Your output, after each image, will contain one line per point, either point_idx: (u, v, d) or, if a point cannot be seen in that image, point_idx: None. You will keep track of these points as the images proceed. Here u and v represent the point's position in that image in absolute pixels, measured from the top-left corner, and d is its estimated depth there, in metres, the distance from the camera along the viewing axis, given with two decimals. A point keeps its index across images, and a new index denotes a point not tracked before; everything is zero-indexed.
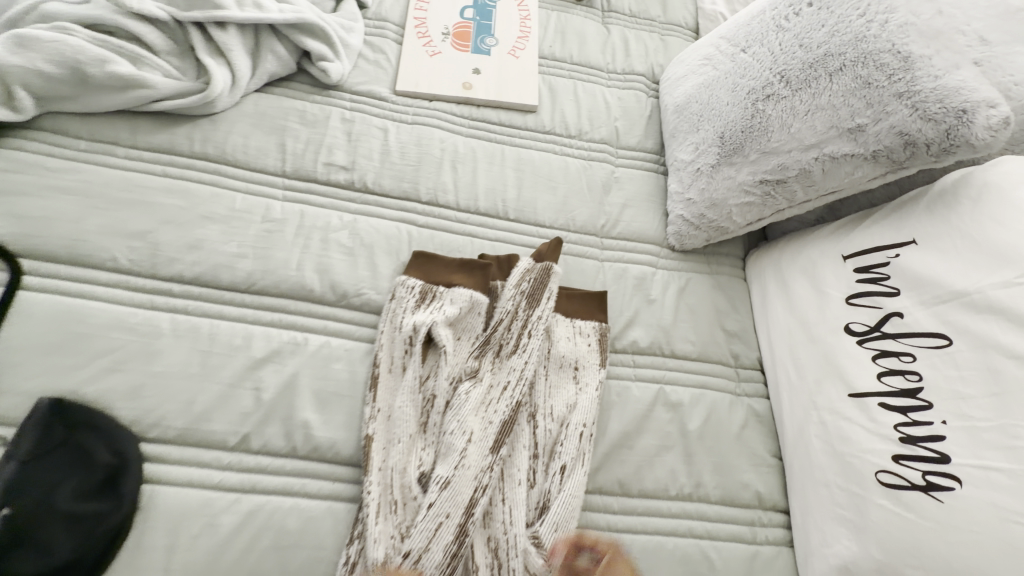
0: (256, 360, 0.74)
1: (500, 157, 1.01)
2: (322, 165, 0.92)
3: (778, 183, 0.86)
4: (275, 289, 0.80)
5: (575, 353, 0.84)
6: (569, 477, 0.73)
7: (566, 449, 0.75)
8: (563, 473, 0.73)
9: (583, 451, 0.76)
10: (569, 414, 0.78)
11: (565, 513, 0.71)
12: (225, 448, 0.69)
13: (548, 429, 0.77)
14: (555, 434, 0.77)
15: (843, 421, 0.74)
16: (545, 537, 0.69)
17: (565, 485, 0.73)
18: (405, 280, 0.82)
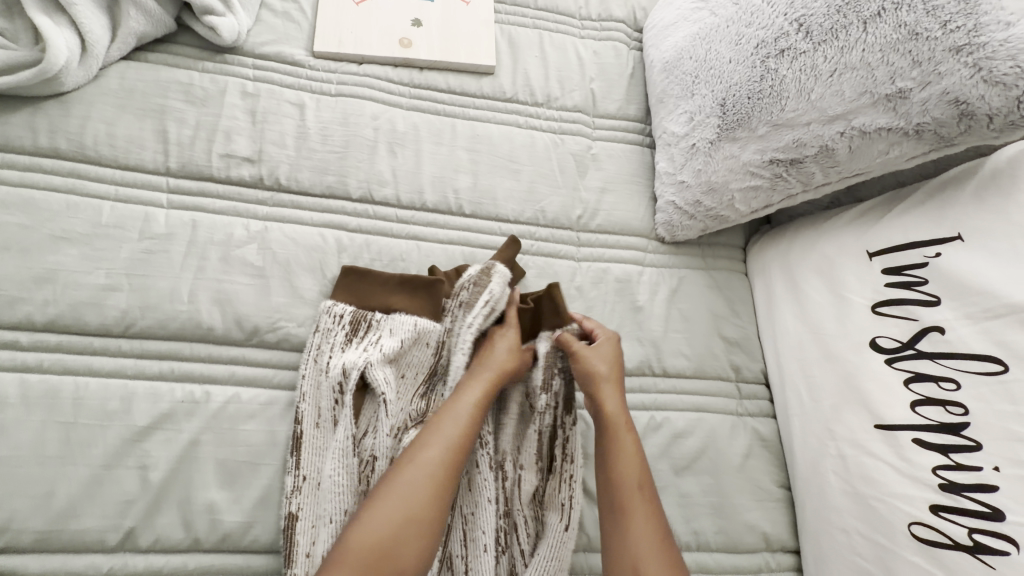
0: (140, 429, 0.58)
1: (450, 135, 0.82)
2: (218, 157, 0.71)
3: (792, 164, 0.70)
4: (161, 331, 0.62)
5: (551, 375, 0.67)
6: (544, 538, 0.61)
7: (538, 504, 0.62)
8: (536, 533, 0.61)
9: (563, 503, 0.62)
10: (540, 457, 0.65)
11: None
12: (103, 550, 0.54)
13: (519, 479, 0.63)
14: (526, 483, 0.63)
15: (867, 458, 0.62)
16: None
17: (540, 548, 0.60)
18: (330, 307, 0.65)
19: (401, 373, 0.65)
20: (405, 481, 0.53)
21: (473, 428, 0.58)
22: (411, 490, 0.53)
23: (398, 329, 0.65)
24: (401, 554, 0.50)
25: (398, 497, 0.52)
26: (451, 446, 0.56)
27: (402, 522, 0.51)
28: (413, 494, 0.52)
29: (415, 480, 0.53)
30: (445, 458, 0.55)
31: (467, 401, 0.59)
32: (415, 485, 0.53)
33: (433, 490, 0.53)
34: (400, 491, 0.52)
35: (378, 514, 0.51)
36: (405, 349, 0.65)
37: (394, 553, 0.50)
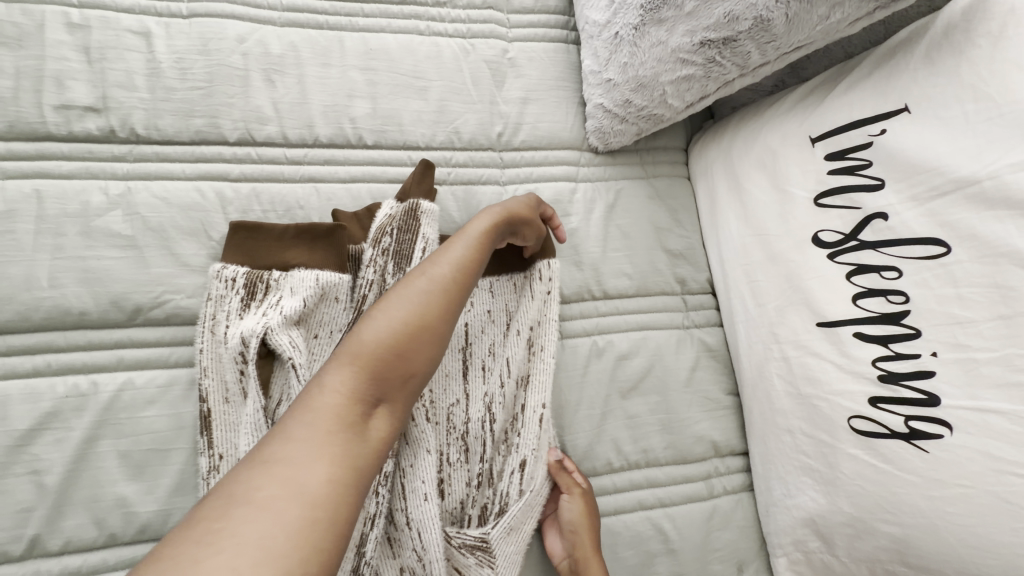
0: (22, 433, 0.52)
1: (338, 53, 0.69)
2: (53, 110, 0.60)
3: (725, 44, 0.61)
4: (24, 323, 0.54)
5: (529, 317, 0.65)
6: (527, 472, 0.60)
7: (522, 440, 0.61)
8: (522, 469, 0.60)
9: (546, 436, 0.62)
10: (522, 395, 0.63)
11: (524, 515, 0.59)
12: (10, 561, 0.50)
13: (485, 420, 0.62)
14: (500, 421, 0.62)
15: (810, 357, 0.60)
16: (496, 541, 0.57)
17: (523, 483, 0.60)
18: (220, 271, 0.58)
19: (310, 334, 0.58)
20: (412, 289, 0.48)
21: (480, 253, 0.54)
22: (416, 296, 0.47)
23: (303, 284, 0.58)
24: (412, 361, 0.45)
25: (400, 304, 0.47)
26: (466, 261, 0.52)
27: (408, 324, 0.45)
28: (417, 298, 0.47)
29: (415, 289, 0.48)
30: (449, 271, 0.50)
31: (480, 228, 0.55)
32: (421, 293, 0.47)
33: (442, 301, 0.48)
34: (406, 302, 0.47)
35: (384, 316, 0.45)
36: (312, 310, 0.58)
37: (405, 356, 0.45)
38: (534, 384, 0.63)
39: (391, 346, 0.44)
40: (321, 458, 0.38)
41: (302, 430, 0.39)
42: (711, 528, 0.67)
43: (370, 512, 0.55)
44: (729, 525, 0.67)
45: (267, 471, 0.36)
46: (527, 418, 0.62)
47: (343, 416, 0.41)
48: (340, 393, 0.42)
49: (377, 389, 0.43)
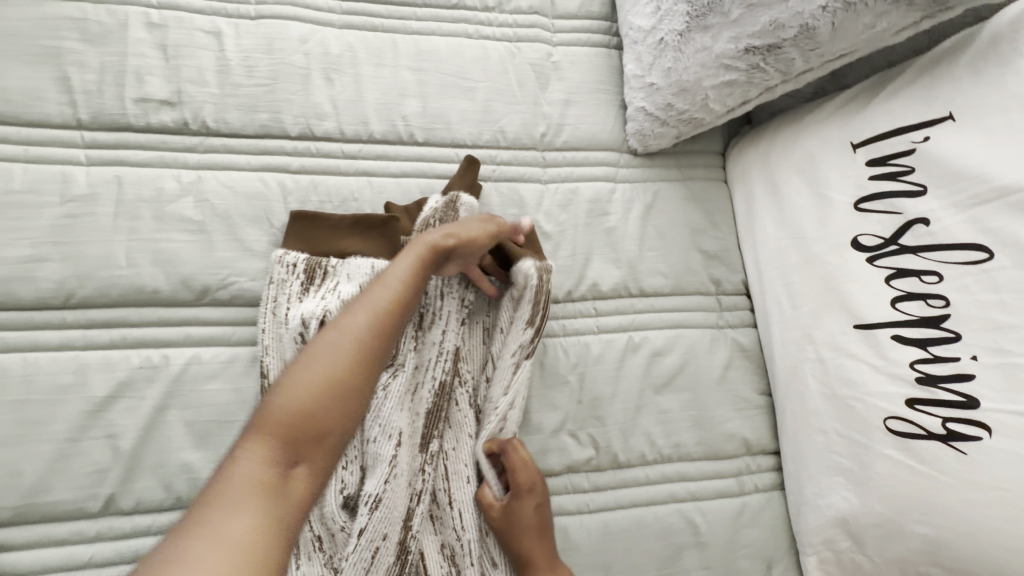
0: (98, 400, 0.56)
1: (391, 54, 0.73)
2: (133, 102, 0.64)
3: (769, 51, 0.63)
4: (103, 298, 0.58)
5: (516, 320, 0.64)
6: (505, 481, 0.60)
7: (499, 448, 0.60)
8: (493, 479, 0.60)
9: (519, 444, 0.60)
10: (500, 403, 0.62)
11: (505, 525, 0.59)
12: (86, 517, 0.54)
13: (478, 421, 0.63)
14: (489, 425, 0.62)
15: (846, 359, 0.61)
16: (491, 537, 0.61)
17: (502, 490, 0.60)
18: (282, 256, 0.62)
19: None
20: (317, 346, 0.48)
21: (402, 298, 0.52)
22: (336, 351, 0.47)
23: (358, 272, 0.62)
24: (332, 417, 0.45)
25: (322, 359, 0.47)
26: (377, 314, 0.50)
27: (330, 380, 0.46)
28: (349, 350, 0.48)
29: (345, 341, 0.48)
30: (379, 322, 0.50)
31: (396, 275, 0.53)
32: (338, 347, 0.48)
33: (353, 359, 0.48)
34: (307, 363, 0.46)
35: (301, 376, 0.46)
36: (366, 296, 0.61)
37: (325, 413, 0.45)
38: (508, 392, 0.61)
39: (307, 405, 0.45)
40: (244, 513, 0.39)
41: (223, 485, 0.40)
42: (740, 524, 0.68)
43: (416, 488, 0.58)
44: (759, 522, 0.68)
45: (198, 521, 0.38)
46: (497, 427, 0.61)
47: (262, 477, 0.42)
48: (268, 448, 0.43)
49: (292, 450, 0.44)
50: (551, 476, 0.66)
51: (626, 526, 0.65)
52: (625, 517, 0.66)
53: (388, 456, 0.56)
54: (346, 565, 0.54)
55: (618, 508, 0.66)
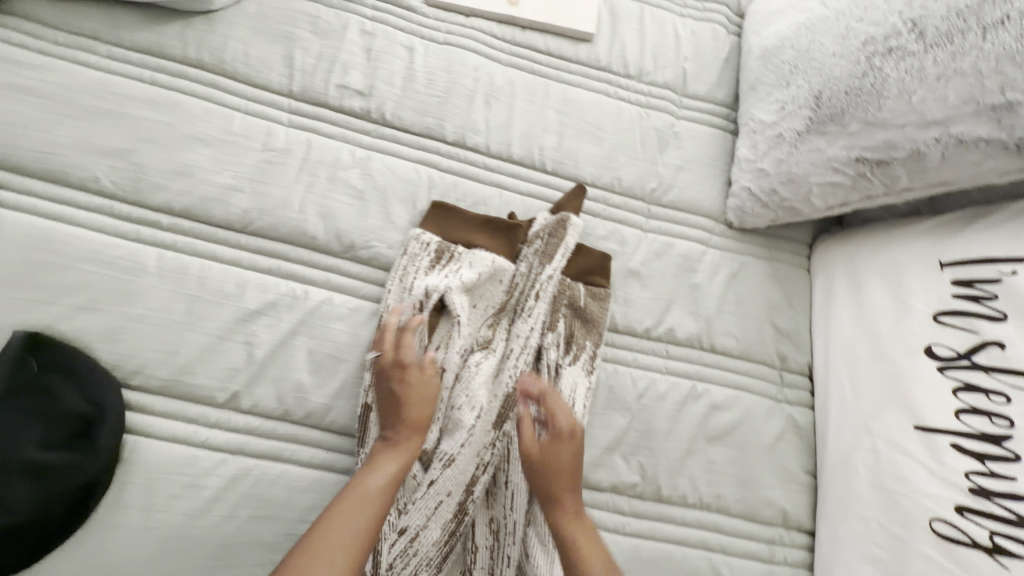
0: (248, 313, 0.67)
1: (542, 95, 0.86)
2: (334, 87, 0.78)
3: (878, 165, 0.71)
4: (273, 232, 0.70)
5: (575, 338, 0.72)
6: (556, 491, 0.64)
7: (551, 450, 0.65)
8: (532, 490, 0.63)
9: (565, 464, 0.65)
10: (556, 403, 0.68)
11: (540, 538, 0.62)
12: (212, 405, 0.63)
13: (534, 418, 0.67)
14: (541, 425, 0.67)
15: (900, 455, 0.65)
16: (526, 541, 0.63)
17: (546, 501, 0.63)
18: (418, 235, 0.72)
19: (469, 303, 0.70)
20: (317, 539, 0.51)
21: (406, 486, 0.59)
22: (354, 526, 0.53)
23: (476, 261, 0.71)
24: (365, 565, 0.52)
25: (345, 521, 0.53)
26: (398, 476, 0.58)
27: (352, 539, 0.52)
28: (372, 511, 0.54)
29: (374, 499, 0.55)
30: (377, 500, 0.55)
31: (381, 470, 0.57)
32: (340, 536, 0.52)
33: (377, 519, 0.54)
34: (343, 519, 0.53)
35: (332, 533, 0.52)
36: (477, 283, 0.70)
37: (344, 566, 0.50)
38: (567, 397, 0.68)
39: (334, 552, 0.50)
40: None
41: None
42: None
43: (484, 460, 0.63)
44: None
45: None
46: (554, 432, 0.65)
47: None
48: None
49: None
50: (596, 491, 0.70)
51: (656, 558, 0.69)
52: (656, 548, 0.69)
53: (467, 424, 0.63)
54: (411, 508, 0.60)
55: (652, 538, 0.70)
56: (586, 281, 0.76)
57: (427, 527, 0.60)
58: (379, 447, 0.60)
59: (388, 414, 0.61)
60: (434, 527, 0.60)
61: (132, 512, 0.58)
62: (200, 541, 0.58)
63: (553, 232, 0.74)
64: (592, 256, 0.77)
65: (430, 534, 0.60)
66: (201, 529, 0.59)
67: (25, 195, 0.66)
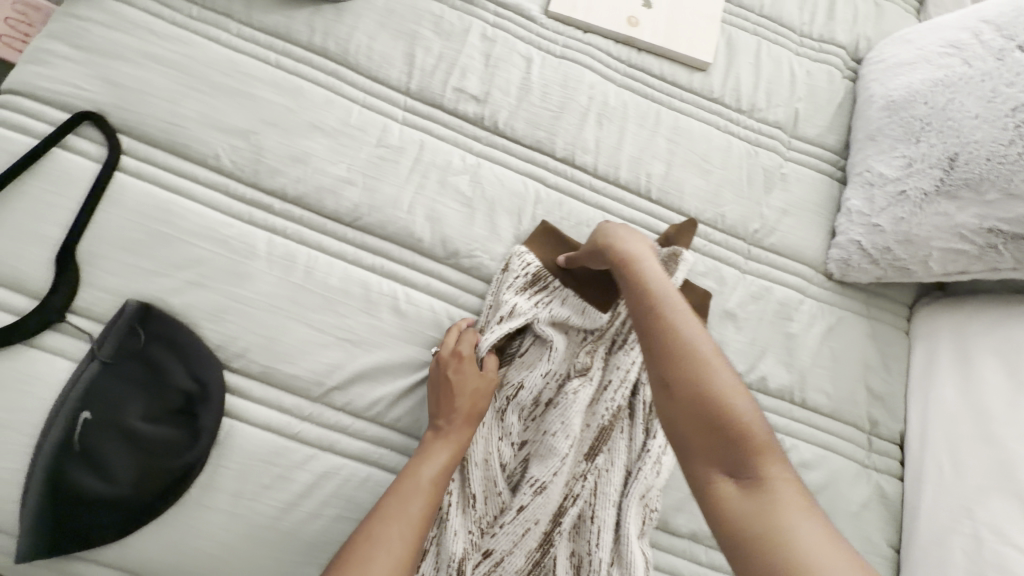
0: (349, 309, 0.66)
1: (653, 121, 0.84)
2: (451, 89, 0.77)
3: (1012, 239, 0.68)
4: (380, 230, 0.70)
5: None
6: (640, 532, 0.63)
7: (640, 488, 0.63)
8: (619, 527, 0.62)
9: (651, 508, 0.64)
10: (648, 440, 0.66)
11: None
12: (306, 398, 0.63)
13: (625, 452, 0.66)
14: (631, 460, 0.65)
15: (1006, 547, 0.61)
16: None
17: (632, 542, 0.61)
18: (521, 254, 0.70)
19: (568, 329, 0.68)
20: (365, 539, 0.52)
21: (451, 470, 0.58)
22: (398, 524, 0.53)
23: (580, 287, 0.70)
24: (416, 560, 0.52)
25: (386, 521, 0.53)
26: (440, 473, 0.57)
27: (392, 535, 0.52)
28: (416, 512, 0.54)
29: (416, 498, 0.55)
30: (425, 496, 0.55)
31: (429, 464, 0.57)
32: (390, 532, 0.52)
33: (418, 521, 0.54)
34: (388, 523, 0.53)
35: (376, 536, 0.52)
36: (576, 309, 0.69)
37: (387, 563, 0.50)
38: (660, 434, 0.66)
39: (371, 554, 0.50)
40: None
41: None
42: None
43: (573, 491, 0.62)
44: None
45: None
46: (645, 471, 0.64)
47: None
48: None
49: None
50: (675, 536, 0.68)
51: None
52: None
53: (561, 453, 0.61)
54: (498, 531, 0.59)
55: None
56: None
57: (513, 553, 0.59)
58: (428, 444, 0.59)
59: (440, 409, 0.60)
60: (519, 554, 0.59)
61: (223, 497, 0.58)
62: (285, 536, 0.58)
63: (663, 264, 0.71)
64: (694, 293, 0.75)
65: (514, 561, 0.59)
66: (288, 524, 0.58)
67: (148, 164, 0.67)
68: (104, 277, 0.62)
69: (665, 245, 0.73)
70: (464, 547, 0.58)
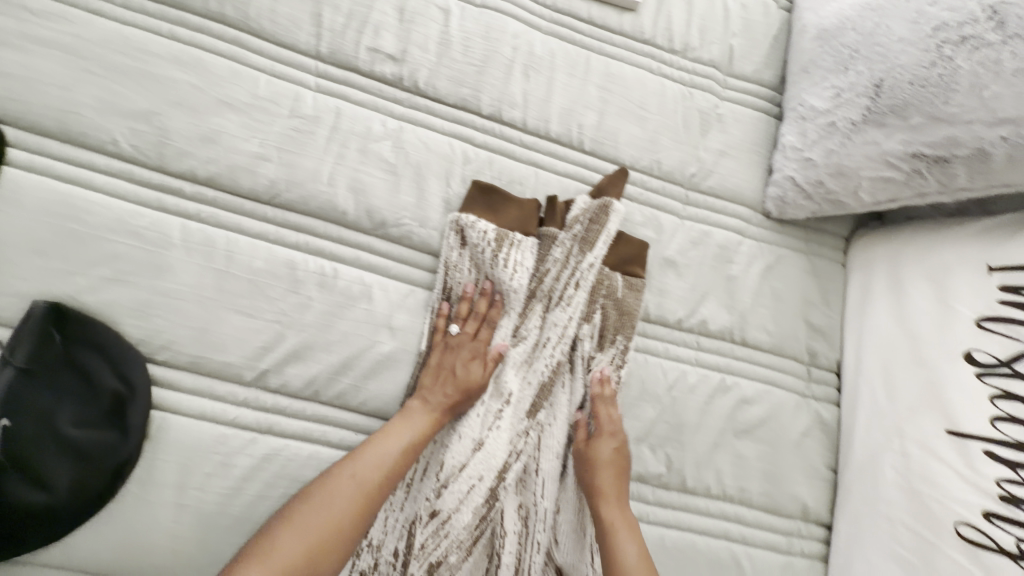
0: (277, 290, 0.64)
1: (584, 69, 0.81)
2: (366, 50, 0.73)
3: (937, 162, 0.68)
4: (302, 206, 0.67)
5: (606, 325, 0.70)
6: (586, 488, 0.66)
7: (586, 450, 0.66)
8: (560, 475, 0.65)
9: None
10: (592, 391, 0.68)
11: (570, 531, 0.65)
12: (241, 383, 0.62)
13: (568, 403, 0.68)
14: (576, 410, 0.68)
15: (932, 460, 0.65)
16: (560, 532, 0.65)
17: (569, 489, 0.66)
18: (457, 220, 0.69)
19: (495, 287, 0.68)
20: (323, 494, 0.57)
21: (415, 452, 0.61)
22: (341, 500, 0.57)
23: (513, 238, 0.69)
24: (340, 549, 0.56)
25: (336, 497, 0.57)
26: (408, 449, 0.61)
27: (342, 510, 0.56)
28: (366, 481, 0.58)
29: (372, 471, 0.58)
30: (375, 476, 0.58)
31: (393, 441, 0.60)
32: (342, 497, 0.57)
33: (367, 496, 0.58)
34: (341, 492, 0.57)
35: (321, 510, 0.56)
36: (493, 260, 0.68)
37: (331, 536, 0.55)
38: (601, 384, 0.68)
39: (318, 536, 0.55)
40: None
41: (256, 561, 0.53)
42: None
43: (516, 447, 0.64)
44: None
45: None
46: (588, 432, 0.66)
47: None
48: (297, 552, 0.53)
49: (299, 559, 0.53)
50: None
51: (677, 546, 0.69)
52: (678, 537, 0.69)
53: (495, 409, 0.65)
54: (445, 492, 0.61)
55: (675, 527, 0.70)
56: (624, 271, 0.73)
57: (459, 510, 0.61)
58: (411, 407, 0.63)
59: (432, 381, 0.64)
60: (466, 510, 0.61)
61: (165, 489, 0.57)
62: (233, 520, 0.58)
63: (595, 218, 0.70)
64: (632, 245, 0.74)
65: (461, 517, 0.61)
66: (235, 509, 0.58)
67: (41, 156, 0.62)
68: (6, 279, 0.58)
69: (597, 197, 0.72)
70: (416, 509, 0.62)
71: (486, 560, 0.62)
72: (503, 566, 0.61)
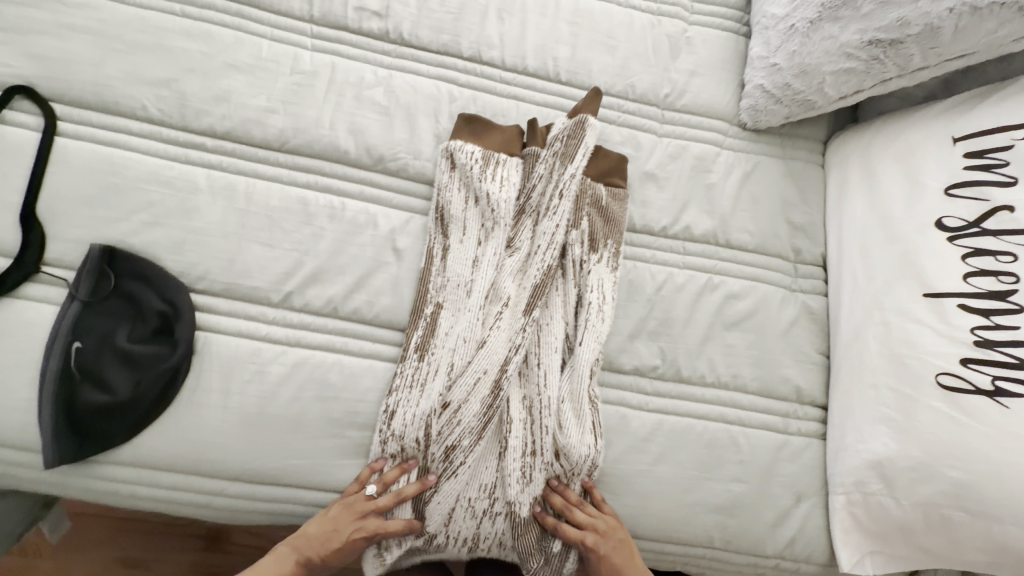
0: (293, 223, 0.73)
1: (554, 8, 0.87)
2: (353, 9, 0.80)
3: (891, 46, 0.71)
4: (309, 149, 0.75)
5: (593, 230, 0.76)
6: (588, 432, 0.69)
7: (584, 349, 0.71)
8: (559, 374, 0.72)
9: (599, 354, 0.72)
10: (587, 291, 0.74)
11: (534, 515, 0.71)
12: (269, 305, 0.70)
13: (566, 304, 0.74)
14: (573, 311, 0.74)
15: (910, 322, 0.68)
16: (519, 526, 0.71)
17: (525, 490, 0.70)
18: (449, 146, 0.76)
19: (487, 205, 0.75)
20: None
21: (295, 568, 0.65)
22: None
23: (498, 157, 0.77)
24: None
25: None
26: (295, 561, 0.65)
27: None
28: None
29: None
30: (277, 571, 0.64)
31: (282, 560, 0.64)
32: None
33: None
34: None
35: None
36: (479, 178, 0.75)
37: None
38: (593, 283, 0.74)
39: None
40: None
41: None
42: (779, 457, 0.76)
43: (515, 342, 0.70)
44: (796, 460, 0.76)
45: None
46: (587, 335, 0.72)
47: None
48: None
49: None
50: (620, 374, 0.76)
51: (675, 430, 0.75)
52: (676, 422, 0.75)
53: (495, 313, 0.71)
54: (454, 386, 0.68)
55: (672, 413, 0.75)
56: (606, 183, 0.80)
57: (468, 401, 0.68)
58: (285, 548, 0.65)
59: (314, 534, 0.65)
60: (474, 401, 0.68)
61: (212, 395, 0.66)
62: (273, 418, 0.67)
63: (572, 135, 0.76)
64: (610, 157, 0.80)
65: (470, 406, 0.68)
66: (274, 409, 0.67)
67: (84, 126, 0.72)
68: (66, 229, 0.68)
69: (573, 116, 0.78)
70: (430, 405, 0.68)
71: (497, 445, 0.70)
72: (510, 448, 0.69)
